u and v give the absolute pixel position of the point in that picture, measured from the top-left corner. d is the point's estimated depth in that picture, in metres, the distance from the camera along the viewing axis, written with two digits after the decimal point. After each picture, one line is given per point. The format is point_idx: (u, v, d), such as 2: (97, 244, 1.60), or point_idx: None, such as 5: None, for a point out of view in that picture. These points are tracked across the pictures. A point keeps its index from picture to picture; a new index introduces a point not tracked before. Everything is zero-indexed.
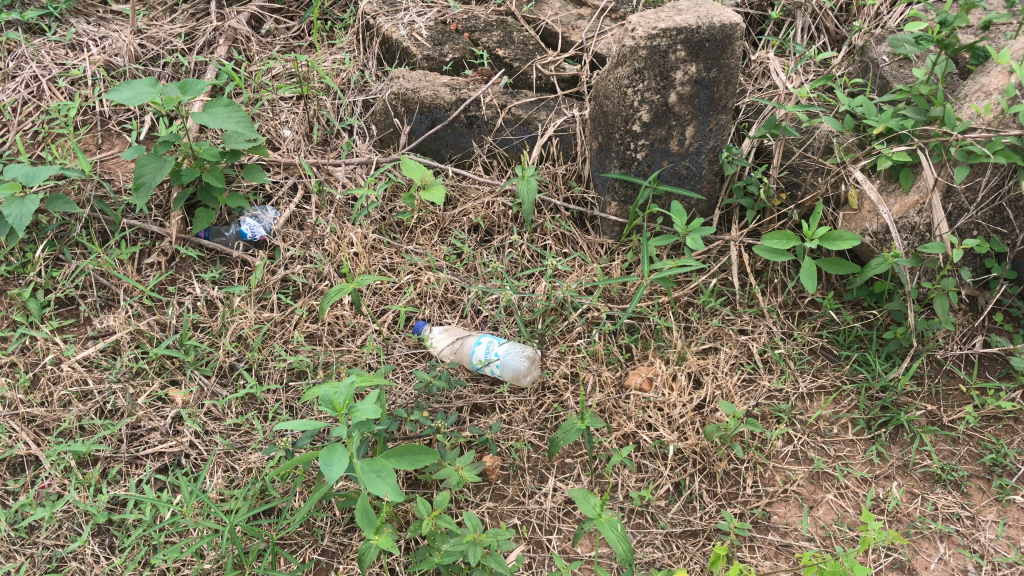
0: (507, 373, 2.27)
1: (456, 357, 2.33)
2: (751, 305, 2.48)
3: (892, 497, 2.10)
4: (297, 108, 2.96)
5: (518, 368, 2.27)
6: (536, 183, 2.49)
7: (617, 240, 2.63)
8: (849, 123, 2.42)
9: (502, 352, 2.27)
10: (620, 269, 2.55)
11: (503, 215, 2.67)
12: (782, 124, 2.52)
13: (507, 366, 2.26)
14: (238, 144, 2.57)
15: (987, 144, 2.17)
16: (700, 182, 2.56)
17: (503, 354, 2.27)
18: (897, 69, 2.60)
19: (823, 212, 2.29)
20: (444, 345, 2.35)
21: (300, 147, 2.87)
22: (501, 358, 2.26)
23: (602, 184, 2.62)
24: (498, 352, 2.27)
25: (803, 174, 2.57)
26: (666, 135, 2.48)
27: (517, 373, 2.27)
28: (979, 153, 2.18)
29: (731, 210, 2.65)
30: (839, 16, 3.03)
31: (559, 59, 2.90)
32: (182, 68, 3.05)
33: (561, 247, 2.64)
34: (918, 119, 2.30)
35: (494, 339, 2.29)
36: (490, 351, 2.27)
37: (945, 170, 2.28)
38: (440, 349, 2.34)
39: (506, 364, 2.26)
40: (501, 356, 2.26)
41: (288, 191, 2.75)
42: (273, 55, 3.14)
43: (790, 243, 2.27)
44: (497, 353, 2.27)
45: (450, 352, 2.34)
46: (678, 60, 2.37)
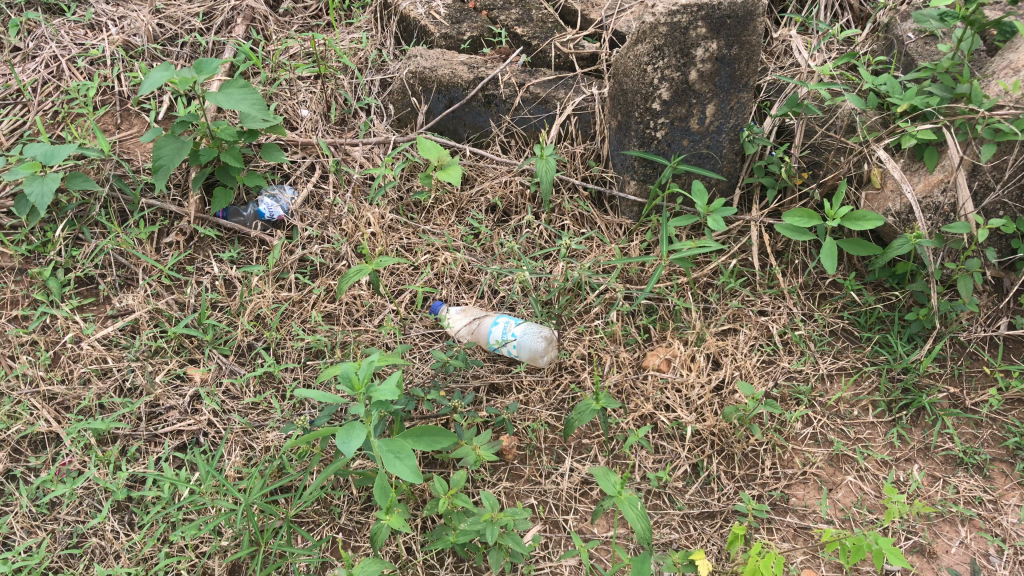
0: (524, 354, 2.25)
1: (472, 338, 2.32)
2: (771, 286, 2.46)
3: (913, 480, 2.08)
4: (315, 87, 2.95)
5: (535, 349, 2.25)
6: (554, 162, 2.47)
7: (636, 220, 2.60)
8: (873, 101, 2.38)
9: (519, 332, 2.26)
10: (639, 249, 2.53)
11: (521, 194, 2.65)
12: (805, 103, 2.49)
13: (524, 347, 2.25)
14: (255, 124, 2.57)
15: (1015, 121, 2.13)
16: (720, 162, 2.53)
17: (520, 334, 2.25)
18: (922, 46, 2.56)
19: (845, 191, 2.25)
20: (460, 326, 2.34)
21: (317, 127, 2.87)
22: (518, 338, 2.25)
23: (621, 163, 2.58)
24: (515, 333, 2.25)
25: (825, 153, 2.53)
26: (686, 113, 2.45)
27: (534, 354, 2.25)
28: (1007, 131, 2.13)
29: (751, 189, 2.61)
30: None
31: (578, 38, 2.87)
32: (200, 48, 3.05)
33: (580, 227, 2.61)
34: (944, 96, 2.26)
35: (511, 320, 2.28)
36: (507, 331, 2.25)
37: (971, 149, 2.24)
38: (456, 329, 2.34)
39: (523, 345, 2.25)
40: (518, 336, 2.25)
41: (306, 171, 2.76)
42: (291, 34, 3.13)
43: (811, 223, 2.25)
44: (514, 334, 2.25)
45: (467, 333, 2.33)
46: (699, 37, 2.35)
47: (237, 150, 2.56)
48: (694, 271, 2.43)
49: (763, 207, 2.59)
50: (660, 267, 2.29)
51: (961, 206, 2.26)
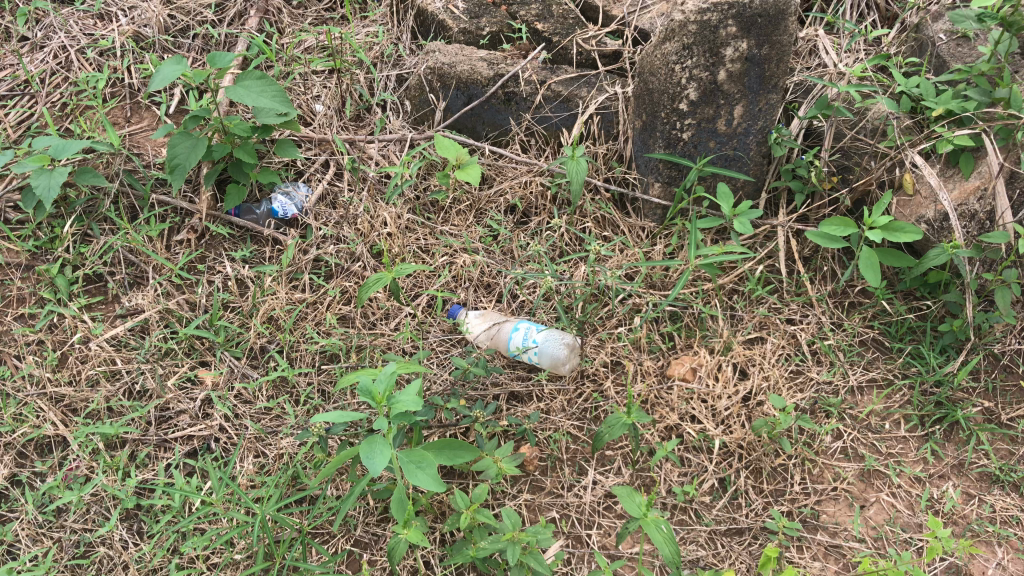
0: (544, 360, 2.18)
1: (492, 343, 2.25)
2: (799, 294, 2.40)
3: (948, 498, 2.01)
4: (330, 82, 2.88)
5: (556, 356, 2.18)
6: (585, 164, 2.40)
7: (659, 223, 2.53)
8: (906, 105, 2.31)
9: (539, 339, 2.19)
10: (662, 254, 2.46)
11: (541, 195, 2.58)
12: (835, 104, 2.42)
13: (545, 354, 2.18)
14: (270, 119, 2.51)
15: None
16: (748, 164, 2.46)
17: (542, 342, 2.18)
18: (956, 48, 2.48)
19: (885, 199, 2.19)
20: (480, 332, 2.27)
21: (332, 123, 2.80)
22: (538, 345, 2.18)
23: (645, 164, 2.51)
24: (535, 340, 2.18)
25: (855, 158, 2.45)
26: (713, 114, 2.38)
27: (554, 361, 2.18)
28: None
29: (778, 193, 2.54)
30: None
31: (600, 35, 2.80)
32: (212, 40, 2.98)
33: (602, 230, 2.55)
34: (982, 101, 2.18)
35: (532, 327, 2.20)
36: (527, 338, 2.19)
37: (1010, 156, 2.17)
38: (475, 335, 2.26)
39: (544, 352, 2.18)
40: (538, 343, 2.18)
41: (320, 168, 2.69)
42: (306, 27, 3.06)
43: (849, 231, 2.18)
44: (535, 341, 2.18)
45: (486, 339, 2.26)
46: (729, 36, 2.27)
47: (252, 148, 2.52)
48: (720, 277, 2.36)
49: (789, 211, 2.52)
50: (688, 270, 2.21)
51: (997, 214, 2.18)
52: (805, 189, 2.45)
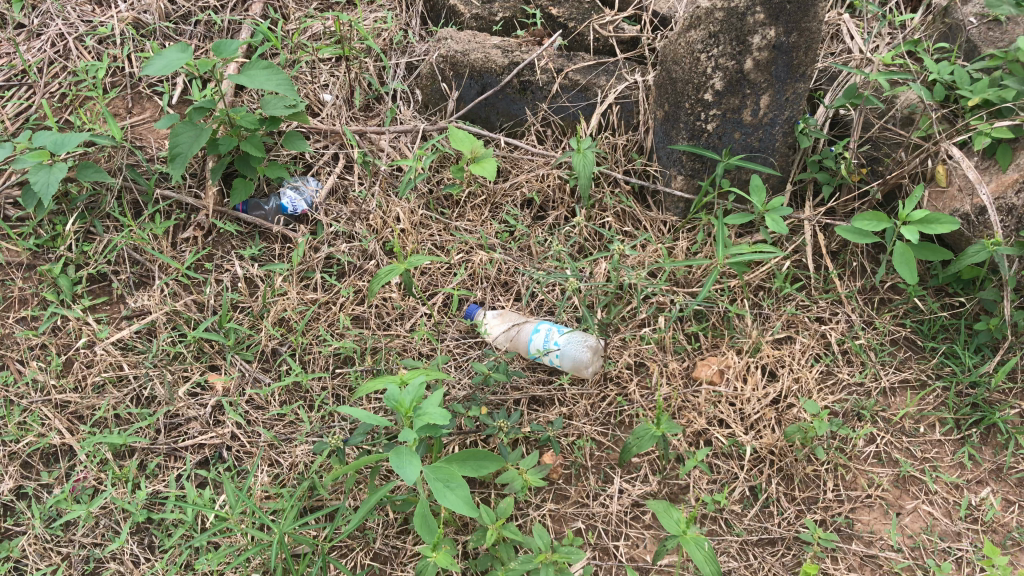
0: (567, 363, 2.10)
1: (513, 347, 2.17)
2: (827, 291, 2.32)
3: (987, 505, 1.94)
4: (338, 70, 2.78)
5: (579, 357, 2.10)
6: (593, 156, 2.29)
7: (682, 217, 2.44)
8: (940, 93, 2.21)
9: (561, 341, 2.10)
10: (686, 249, 2.38)
11: (559, 188, 2.50)
12: (864, 93, 2.32)
13: (568, 356, 2.10)
14: (277, 111, 2.39)
15: None
16: (773, 155, 2.38)
17: (564, 344, 2.10)
18: (991, 32, 2.38)
19: (920, 193, 2.12)
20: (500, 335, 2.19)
21: (341, 113, 2.70)
22: (560, 347, 2.10)
23: (667, 156, 2.43)
24: (557, 342, 2.10)
25: (885, 149, 2.37)
26: (739, 104, 2.28)
27: (577, 363, 2.10)
28: None
29: (804, 185, 2.46)
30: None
31: (617, 20, 2.67)
32: (215, 27, 2.88)
33: (622, 225, 2.46)
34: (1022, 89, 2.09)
35: (553, 329, 2.12)
36: (549, 340, 2.11)
37: None
38: (495, 338, 2.18)
39: (567, 354, 2.10)
40: (560, 345, 2.10)
41: (329, 161, 2.61)
42: (311, 12, 2.95)
43: (882, 224, 2.13)
44: (557, 343, 2.10)
45: (506, 342, 2.17)
46: (757, 23, 2.16)
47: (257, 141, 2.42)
48: (746, 274, 2.28)
49: (816, 203, 2.44)
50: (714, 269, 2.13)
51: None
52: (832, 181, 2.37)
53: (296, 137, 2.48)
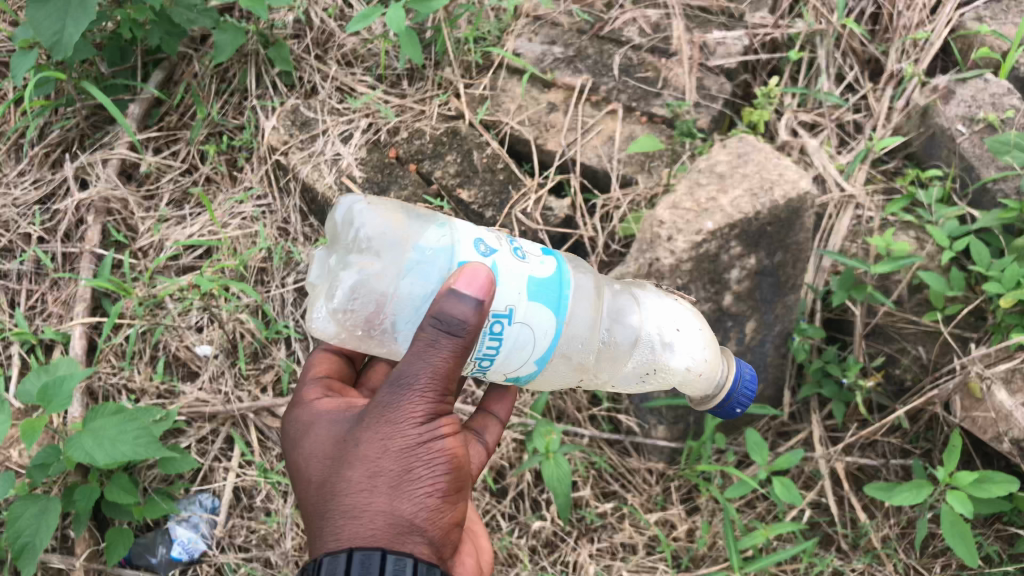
0: (407, 298, 1.38)
1: (658, 379, 1.59)
2: (859, 540, 1.99)
3: None
4: (213, 324, 2.33)
5: (354, 276, 1.38)
6: (566, 463, 1.83)
7: (668, 463, 2.06)
8: (959, 284, 1.97)
9: (546, 320, 1.36)
10: (682, 512, 2.02)
11: (513, 451, 2.07)
12: (866, 284, 2.05)
13: (364, 248, 1.40)
14: (176, 468, 1.97)
15: None
16: (765, 373, 2.04)
17: (526, 320, 1.35)
18: (980, 148, 2.25)
19: (958, 447, 1.81)
20: (677, 327, 1.57)
21: (228, 382, 2.27)
22: (533, 351, 1.37)
23: (641, 409, 2.05)
24: (523, 245, 1.42)
25: (898, 341, 2.10)
26: (721, 341, 2.00)
27: (351, 300, 1.38)
28: None
29: (807, 401, 2.13)
30: (850, 99, 2.57)
31: (542, 197, 2.43)
32: (57, 300, 2.43)
33: (601, 493, 2.05)
34: None
35: (551, 303, 1.37)
36: (488, 250, 1.36)
37: None
38: (672, 370, 1.56)
39: (387, 242, 1.40)
40: (430, 252, 1.37)
41: (225, 446, 2.14)
42: (165, 239, 2.54)
43: (926, 492, 1.78)
44: (510, 256, 1.37)
45: (662, 361, 1.55)
46: (732, 258, 1.95)
47: (102, 430, 1.80)
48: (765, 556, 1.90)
49: (825, 419, 2.12)
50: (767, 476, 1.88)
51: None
52: (840, 396, 2.05)
53: (145, 439, 1.79)
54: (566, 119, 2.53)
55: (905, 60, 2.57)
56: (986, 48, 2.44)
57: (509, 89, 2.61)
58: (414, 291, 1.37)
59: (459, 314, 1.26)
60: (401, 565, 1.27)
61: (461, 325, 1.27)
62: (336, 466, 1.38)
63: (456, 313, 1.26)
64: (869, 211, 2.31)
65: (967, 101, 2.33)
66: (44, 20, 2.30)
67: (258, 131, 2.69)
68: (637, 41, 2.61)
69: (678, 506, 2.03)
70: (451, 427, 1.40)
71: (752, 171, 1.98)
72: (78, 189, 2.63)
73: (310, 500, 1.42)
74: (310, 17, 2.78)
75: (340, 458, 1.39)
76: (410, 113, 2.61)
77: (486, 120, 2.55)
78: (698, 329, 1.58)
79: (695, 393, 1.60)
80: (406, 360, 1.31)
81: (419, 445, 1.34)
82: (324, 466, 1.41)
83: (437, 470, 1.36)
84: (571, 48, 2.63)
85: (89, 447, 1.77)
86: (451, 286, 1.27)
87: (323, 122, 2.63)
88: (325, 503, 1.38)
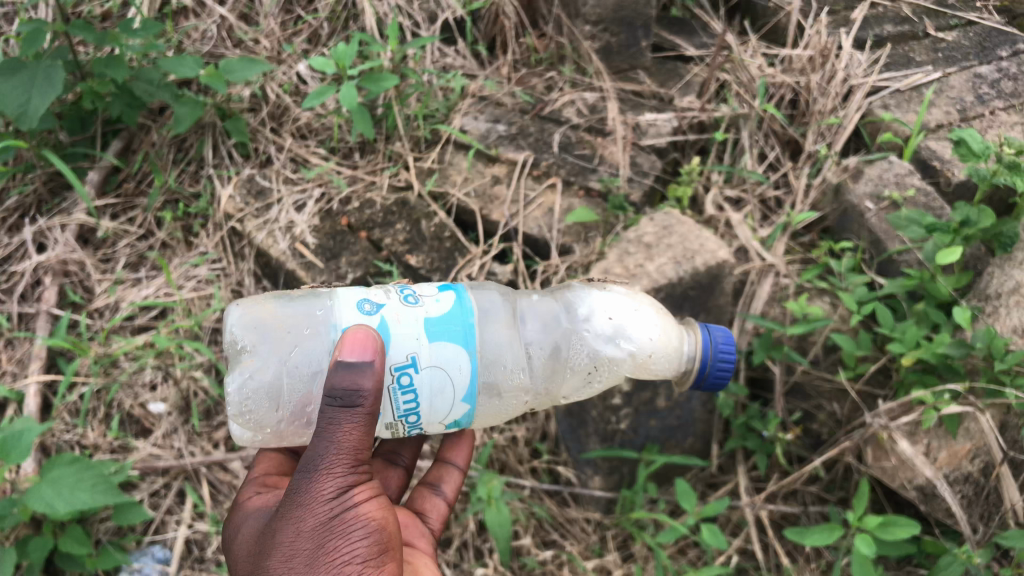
0: (296, 374, 1.52)
1: (608, 373, 1.70)
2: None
3: None
4: (168, 382, 2.42)
5: (239, 378, 1.51)
6: (508, 510, 1.94)
7: (605, 513, 2.20)
8: (866, 344, 2.14)
9: (456, 356, 1.46)
10: (618, 559, 2.14)
11: (459, 502, 2.19)
12: (783, 345, 2.23)
13: (250, 353, 1.53)
14: (128, 518, 2.05)
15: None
16: (693, 427, 2.20)
17: (434, 363, 1.46)
18: (884, 223, 2.48)
19: (866, 494, 1.96)
20: (611, 315, 1.68)
21: (182, 439, 2.36)
22: (455, 392, 1.48)
23: (580, 461, 2.19)
24: (416, 291, 1.54)
25: (815, 397, 2.28)
26: (650, 397, 2.13)
27: (245, 400, 1.51)
28: (997, 390, 1.99)
29: (733, 454, 2.29)
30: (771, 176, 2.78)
31: (487, 263, 2.58)
32: (10, 359, 2.50)
33: (542, 540, 2.18)
34: (958, 356, 2.00)
35: (455, 338, 1.47)
36: (374, 307, 1.47)
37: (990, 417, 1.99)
38: (615, 358, 1.67)
39: (262, 335, 1.55)
40: (306, 330, 1.54)
41: (175, 501, 2.28)
42: (120, 301, 2.63)
43: (835, 535, 1.94)
44: (399, 307, 1.48)
45: (602, 355, 1.66)
46: None
47: (61, 481, 1.90)
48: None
49: (750, 470, 2.28)
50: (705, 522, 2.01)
51: (992, 471, 2.01)
52: (762, 449, 2.21)
53: (103, 487, 1.91)
54: (509, 191, 2.70)
55: (821, 141, 2.79)
56: (890, 132, 2.68)
57: (455, 163, 2.79)
58: (298, 365, 1.52)
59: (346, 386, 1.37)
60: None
61: (351, 396, 1.39)
62: (260, 557, 1.46)
63: (347, 383, 1.37)
64: (786, 278, 2.50)
65: (874, 180, 2.56)
66: (9, 92, 2.39)
67: (213, 199, 2.80)
68: (575, 121, 2.83)
69: (614, 553, 2.15)
70: (368, 493, 1.47)
71: (676, 241, 2.18)
72: (36, 252, 2.71)
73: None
74: (266, 93, 2.94)
75: (262, 550, 1.46)
76: (361, 185, 2.77)
77: (434, 191, 2.71)
78: (635, 309, 1.70)
79: (653, 373, 1.72)
80: (312, 443, 1.42)
81: (332, 519, 1.42)
82: (253, 559, 1.49)
83: (354, 539, 1.43)
84: (513, 127, 2.82)
85: (49, 497, 1.86)
86: (338, 358, 1.38)
87: (278, 191, 2.76)
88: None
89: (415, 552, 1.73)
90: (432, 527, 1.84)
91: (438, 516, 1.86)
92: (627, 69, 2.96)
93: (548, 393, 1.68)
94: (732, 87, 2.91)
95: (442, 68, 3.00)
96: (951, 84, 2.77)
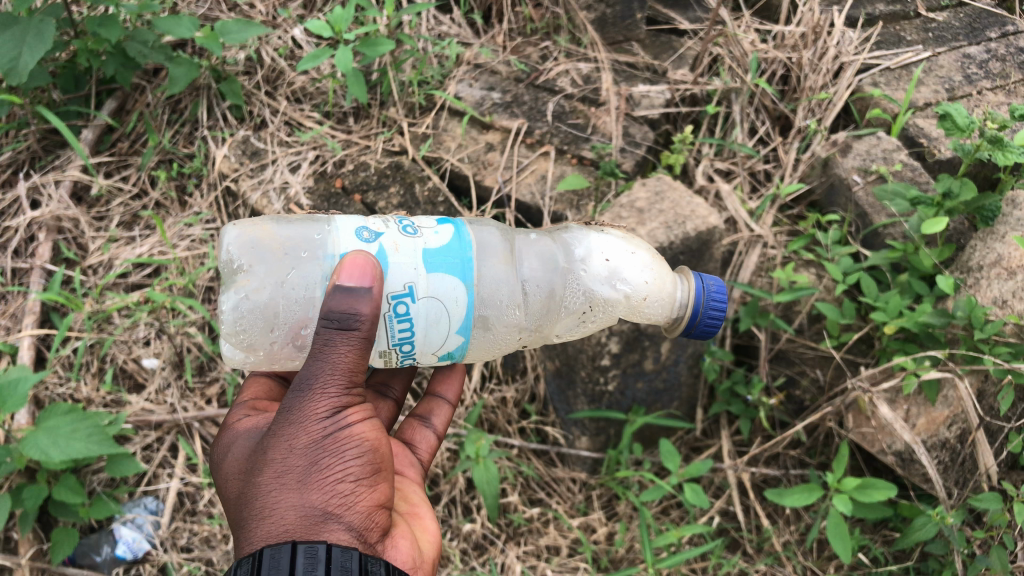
0: (291, 295, 1.54)
1: (601, 315, 1.76)
2: (760, 542, 2.19)
3: None
4: (162, 338, 2.45)
5: (234, 298, 1.55)
6: (495, 467, 1.98)
7: (592, 473, 2.26)
8: (851, 312, 2.18)
9: (452, 289, 1.51)
10: (603, 517, 2.20)
11: (447, 460, 2.24)
12: (768, 312, 2.27)
13: (250, 271, 1.58)
14: (121, 469, 2.08)
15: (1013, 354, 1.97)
16: (679, 390, 2.25)
17: (431, 294, 1.50)
18: (872, 196, 2.51)
19: (846, 457, 2.01)
20: (608, 257, 1.74)
21: (175, 395, 2.39)
22: (451, 321, 1.52)
23: (568, 421, 2.24)
24: (414, 223, 1.58)
25: (799, 363, 2.33)
26: (639, 359, 2.14)
27: (240, 319, 1.55)
28: (975, 357, 2.04)
29: (717, 418, 2.34)
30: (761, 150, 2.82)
31: None
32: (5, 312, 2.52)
33: (530, 497, 2.24)
34: (938, 324, 2.04)
35: (453, 270, 1.52)
36: (372, 235, 1.52)
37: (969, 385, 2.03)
38: (610, 300, 1.73)
39: (260, 257, 1.59)
40: (304, 254, 1.56)
41: (169, 455, 2.31)
42: (113, 258, 2.65)
43: (815, 495, 1.99)
44: (397, 236, 1.53)
45: (598, 295, 1.72)
46: None
47: (58, 429, 1.92)
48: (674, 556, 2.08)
49: (733, 434, 2.33)
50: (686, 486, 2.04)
51: (968, 437, 2.06)
52: (746, 413, 2.26)
53: (98, 438, 1.93)
54: (501, 158, 2.72)
55: (811, 117, 2.82)
56: (879, 108, 2.71)
57: (449, 129, 2.80)
58: (293, 287, 1.55)
59: (348, 299, 1.41)
60: (312, 555, 1.33)
61: (347, 318, 1.42)
62: (250, 475, 1.47)
63: (343, 306, 1.41)
64: (773, 248, 2.55)
65: (862, 154, 2.60)
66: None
67: (208, 159, 2.81)
68: (569, 91, 2.84)
69: (599, 511, 2.22)
70: (361, 416, 1.51)
71: (667, 207, 2.22)
72: (29, 208, 2.72)
73: (230, 514, 1.50)
74: (261, 56, 2.93)
75: (252, 468, 1.47)
76: (355, 149, 2.78)
77: (428, 157, 2.74)
78: (630, 253, 1.76)
79: (647, 316, 1.77)
80: (307, 363, 1.45)
81: (325, 438, 1.45)
82: (241, 480, 1.49)
83: (347, 457, 1.46)
84: (508, 94, 2.83)
85: (45, 445, 1.88)
86: (336, 281, 1.43)
87: (273, 152, 2.77)
88: (242, 513, 1.45)
89: (403, 481, 1.77)
90: (421, 457, 1.88)
91: (427, 447, 1.91)
92: (621, 40, 2.98)
93: (541, 330, 1.73)
94: (724, 61, 2.92)
95: (437, 36, 3.00)
96: (940, 63, 2.80)
